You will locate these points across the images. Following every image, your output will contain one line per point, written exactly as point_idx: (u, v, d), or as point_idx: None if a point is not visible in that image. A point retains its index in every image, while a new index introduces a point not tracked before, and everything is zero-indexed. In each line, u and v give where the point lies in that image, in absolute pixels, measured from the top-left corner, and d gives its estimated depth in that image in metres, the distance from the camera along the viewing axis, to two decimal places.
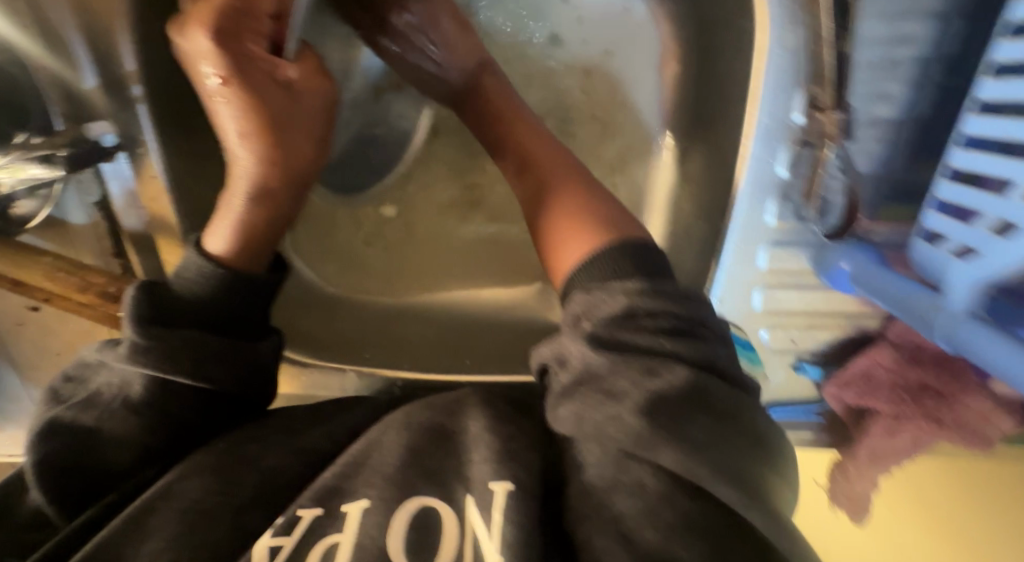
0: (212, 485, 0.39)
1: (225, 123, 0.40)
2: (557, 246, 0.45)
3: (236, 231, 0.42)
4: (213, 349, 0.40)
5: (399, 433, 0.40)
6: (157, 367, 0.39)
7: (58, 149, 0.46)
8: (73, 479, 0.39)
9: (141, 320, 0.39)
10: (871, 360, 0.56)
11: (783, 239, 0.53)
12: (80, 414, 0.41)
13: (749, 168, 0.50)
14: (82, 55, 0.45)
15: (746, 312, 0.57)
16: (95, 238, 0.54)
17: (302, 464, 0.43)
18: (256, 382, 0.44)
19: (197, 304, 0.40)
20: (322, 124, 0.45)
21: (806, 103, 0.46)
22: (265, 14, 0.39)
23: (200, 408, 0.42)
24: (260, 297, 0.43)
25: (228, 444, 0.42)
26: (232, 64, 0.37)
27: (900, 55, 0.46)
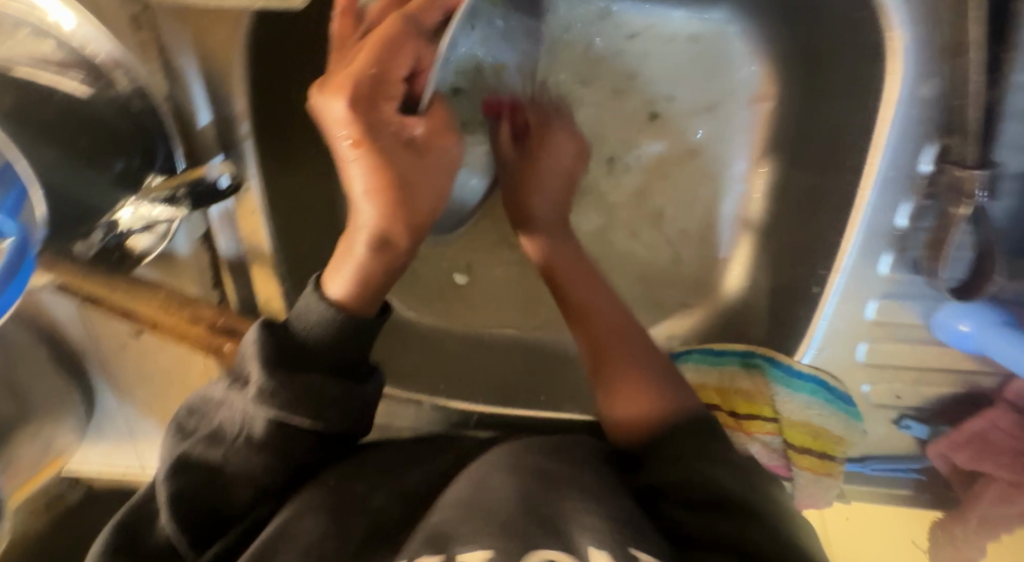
0: (330, 528, 0.41)
1: (354, 178, 0.43)
2: (610, 390, 0.50)
3: (358, 278, 0.44)
4: (329, 395, 0.43)
5: (507, 476, 0.41)
6: (281, 409, 0.41)
7: (177, 191, 0.48)
8: (200, 515, 0.43)
9: (270, 362, 0.42)
10: (989, 421, 0.52)
11: (894, 292, 0.50)
12: (206, 450, 0.44)
13: (863, 220, 0.48)
14: (199, 95, 0.46)
15: (847, 364, 0.55)
16: (198, 270, 0.56)
17: (402, 506, 0.45)
18: (363, 422, 0.46)
19: (318, 349, 0.43)
20: (443, 179, 0.47)
21: (937, 156, 0.44)
22: (399, 79, 0.41)
23: (315, 450, 0.45)
24: (368, 341, 0.45)
25: (338, 480, 0.45)
26: (365, 131, 0.41)
27: None
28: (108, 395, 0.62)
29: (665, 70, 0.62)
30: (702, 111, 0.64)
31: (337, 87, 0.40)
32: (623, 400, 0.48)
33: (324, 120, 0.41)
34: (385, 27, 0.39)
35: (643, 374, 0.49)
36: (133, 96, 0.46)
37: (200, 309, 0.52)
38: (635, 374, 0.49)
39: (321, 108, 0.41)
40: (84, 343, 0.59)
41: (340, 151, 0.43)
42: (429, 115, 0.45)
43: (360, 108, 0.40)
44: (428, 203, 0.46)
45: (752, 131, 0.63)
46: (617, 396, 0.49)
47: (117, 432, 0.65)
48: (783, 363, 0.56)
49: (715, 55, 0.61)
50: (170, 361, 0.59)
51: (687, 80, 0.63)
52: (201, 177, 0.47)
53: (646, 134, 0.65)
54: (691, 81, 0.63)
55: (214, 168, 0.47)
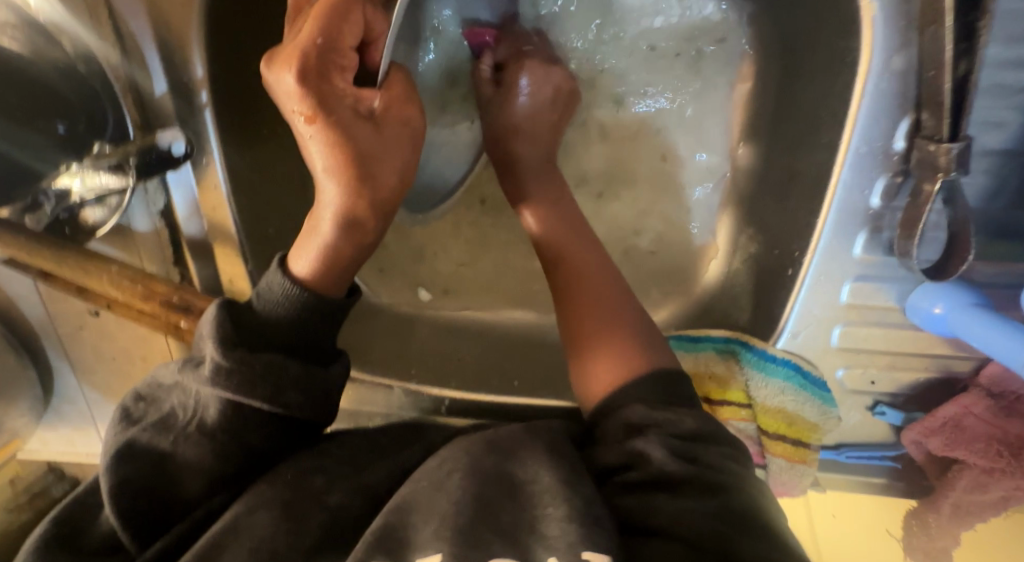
0: (282, 522, 0.38)
1: (313, 155, 0.39)
2: (582, 360, 0.48)
3: (322, 258, 0.41)
4: (291, 376, 0.41)
5: (466, 477, 0.38)
6: (237, 390, 0.39)
7: (127, 157, 0.46)
8: (146, 504, 0.40)
9: (226, 340, 0.40)
10: (963, 408, 0.51)
11: (869, 274, 0.49)
12: (155, 437, 0.41)
13: (837, 199, 0.47)
14: (152, 61, 0.44)
15: (822, 349, 0.53)
16: (157, 246, 0.53)
17: (362, 502, 0.42)
18: (326, 409, 0.44)
19: (278, 326, 0.41)
20: (409, 149, 0.43)
21: (911, 131, 0.43)
22: (350, 50, 0.39)
23: (272, 437, 0.42)
24: (332, 323, 0.43)
25: (298, 473, 0.41)
26: (318, 101, 0.37)
27: (1017, 81, 0.41)
28: (67, 376, 0.60)
29: (644, 61, 0.62)
30: (681, 89, 0.63)
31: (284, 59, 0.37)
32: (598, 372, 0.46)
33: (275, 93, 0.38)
34: None
35: (618, 338, 0.47)
36: (80, 61, 0.44)
37: (153, 284, 0.49)
38: (614, 341, 0.47)
39: (277, 87, 0.38)
40: (40, 322, 0.57)
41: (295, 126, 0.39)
42: (387, 86, 0.41)
43: (310, 78, 0.37)
44: (395, 179, 0.42)
45: (731, 110, 0.62)
46: (593, 366, 0.47)
47: (77, 415, 0.63)
48: (758, 348, 0.55)
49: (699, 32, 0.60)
50: (130, 342, 0.57)
51: (667, 70, 0.62)
52: (153, 145, 0.46)
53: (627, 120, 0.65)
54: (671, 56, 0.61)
55: (165, 135, 0.46)
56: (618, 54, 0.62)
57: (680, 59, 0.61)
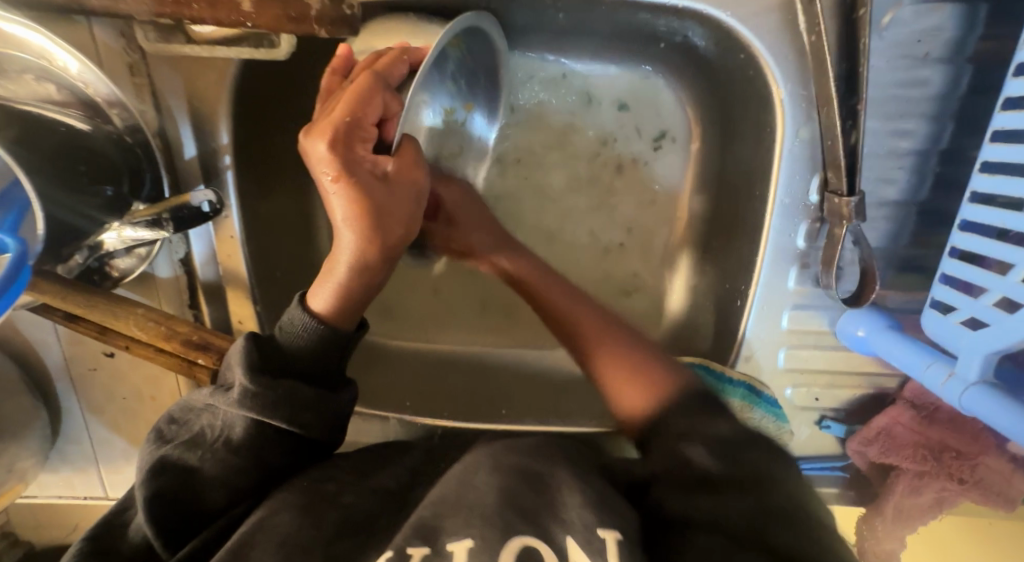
0: (302, 520, 0.44)
1: (337, 207, 0.45)
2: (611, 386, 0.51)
3: (337, 300, 0.48)
4: (306, 400, 0.46)
5: (491, 474, 0.45)
6: (261, 412, 0.45)
7: (162, 214, 0.51)
8: (175, 517, 0.46)
9: (253, 367, 0.46)
10: (892, 418, 0.58)
11: (804, 303, 0.58)
12: (185, 453, 0.48)
13: (770, 241, 0.56)
14: (188, 131, 0.52)
15: (772, 370, 0.61)
16: (176, 291, 0.59)
17: (373, 502, 0.48)
18: (335, 430, 0.50)
19: (296, 354, 0.47)
20: (415, 206, 0.49)
21: (821, 185, 0.53)
22: (372, 125, 0.44)
23: (289, 452, 0.48)
24: (344, 352, 0.49)
25: (310, 481, 0.47)
26: (343, 166, 0.43)
27: (902, 147, 0.52)
28: (76, 417, 0.64)
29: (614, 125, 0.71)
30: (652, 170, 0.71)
31: (318, 131, 0.43)
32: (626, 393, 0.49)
33: (307, 160, 0.44)
34: (359, 80, 0.44)
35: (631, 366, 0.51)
36: (127, 132, 0.50)
37: (176, 325, 0.54)
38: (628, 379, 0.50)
39: (309, 156, 0.44)
40: (56, 364, 0.61)
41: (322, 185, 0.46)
42: (401, 153, 0.47)
43: (338, 148, 0.43)
44: (402, 231, 0.49)
45: (685, 166, 0.71)
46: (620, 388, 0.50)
47: (81, 455, 0.66)
48: (716, 369, 0.60)
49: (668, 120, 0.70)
50: (141, 382, 0.62)
51: (633, 140, 0.71)
52: (186, 202, 0.51)
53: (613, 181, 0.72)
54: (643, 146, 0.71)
55: (197, 194, 0.52)
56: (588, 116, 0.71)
57: (646, 137, 0.71)
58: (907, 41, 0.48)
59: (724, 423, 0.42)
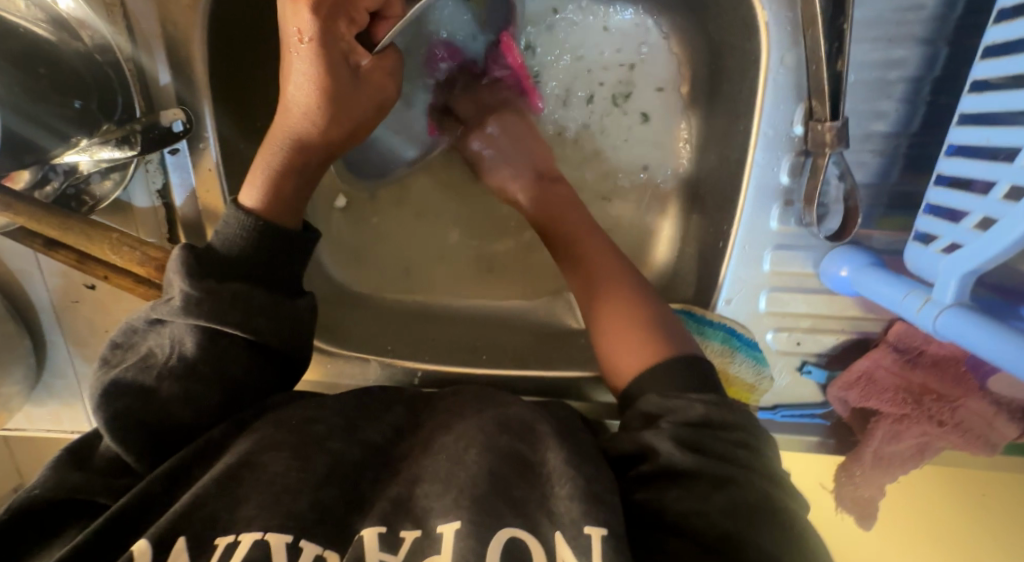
0: (292, 462, 0.45)
1: (297, 73, 0.48)
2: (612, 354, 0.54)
3: (268, 183, 0.49)
4: (255, 303, 0.47)
5: (480, 454, 0.47)
6: (208, 316, 0.46)
7: (133, 131, 0.52)
8: (142, 433, 0.46)
9: (196, 274, 0.46)
10: (873, 362, 0.57)
11: (786, 242, 0.57)
12: (137, 373, 0.48)
13: (753, 176, 0.55)
14: (161, 53, 0.52)
15: (752, 314, 0.60)
16: (154, 219, 0.58)
17: (360, 451, 0.49)
18: (295, 339, 0.51)
19: (237, 257, 0.48)
20: (373, 110, 0.52)
21: (805, 116, 0.51)
22: (364, 11, 0.47)
23: (249, 362, 0.49)
24: (294, 253, 0.50)
25: (298, 422, 0.48)
26: (320, 34, 0.46)
27: (892, 77, 0.51)
28: (61, 349, 0.64)
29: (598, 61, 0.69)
30: (643, 130, 0.70)
31: None
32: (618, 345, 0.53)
33: (286, 12, 0.46)
34: None
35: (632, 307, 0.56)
36: (98, 51, 0.51)
37: (150, 250, 0.54)
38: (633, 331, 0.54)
39: (288, 9, 0.46)
40: (38, 294, 0.61)
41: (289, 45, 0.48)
42: (380, 55, 0.50)
43: (322, 12, 0.46)
44: (348, 128, 0.51)
45: (673, 112, 0.69)
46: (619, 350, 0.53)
47: (65, 389, 0.66)
48: (701, 315, 0.61)
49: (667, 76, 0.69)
50: (123, 314, 0.62)
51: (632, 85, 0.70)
52: (157, 122, 0.52)
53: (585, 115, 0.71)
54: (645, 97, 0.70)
55: (167, 114, 0.52)
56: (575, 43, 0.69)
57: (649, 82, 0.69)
58: None
59: (696, 408, 0.46)
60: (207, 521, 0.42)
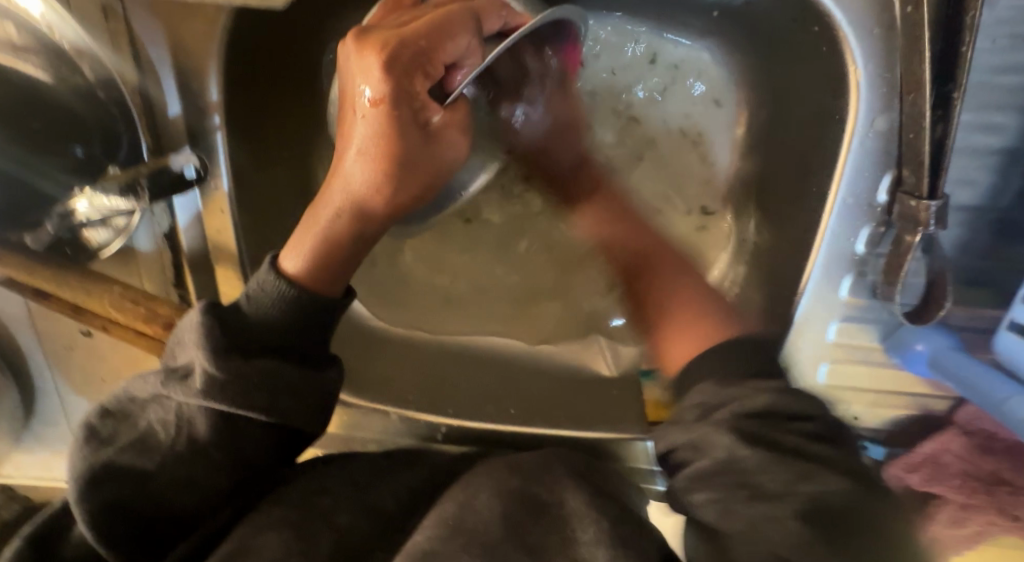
0: (291, 543, 0.42)
1: (359, 135, 0.42)
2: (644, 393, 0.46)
3: (314, 252, 0.44)
4: (281, 381, 0.43)
5: (492, 498, 0.45)
6: (227, 399, 0.41)
7: (138, 180, 0.46)
8: (131, 526, 0.43)
9: (220, 351, 0.41)
10: (940, 445, 0.53)
11: (854, 315, 0.52)
12: (135, 456, 0.44)
13: (826, 244, 0.49)
14: (170, 86, 0.45)
15: (809, 384, 0.56)
16: (158, 264, 0.53)
17: (368, 525, 0.46)
18: (317, 419, 0.46)
19: (269, 326, 0.43)
20: (438, 171, 0.46)
21: (892, 185, 0.46)
22: (440, 64, 0.42)
23: (265, 443, 0.45)
24: (326, 321, 0.45)
25: (300, 505, 0.45)
26: (391, 93, 0.40)
27: (988, 144, 0.46)
28: (52, 397, 0.58)
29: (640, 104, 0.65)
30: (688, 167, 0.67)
31: (376, 43, 0.40)
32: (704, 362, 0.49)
33: (353, 70, 0.40)
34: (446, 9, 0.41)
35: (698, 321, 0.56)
36: (100, 86, 0.44)
37: (157, 306, 0.48)
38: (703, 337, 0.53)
39: (354, 68, 0.41)
40: (28, 341, 0.55)
41: (353, 104, 0.42)
42: (453, 108, 0.45)
43: (394, 69, 0.40)
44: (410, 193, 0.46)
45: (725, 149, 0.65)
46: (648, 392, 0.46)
47: (57, 437, 0.60)
48: None
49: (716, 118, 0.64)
50: (122, 365, 0.56)
51: (701, 119, 0.65)
52: (167, 166, 0.46)
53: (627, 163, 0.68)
54: (691, 138, 0.66)
55: (179, 158, 0.46)
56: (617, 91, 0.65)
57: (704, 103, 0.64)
58: (1020, 17, 0.40)
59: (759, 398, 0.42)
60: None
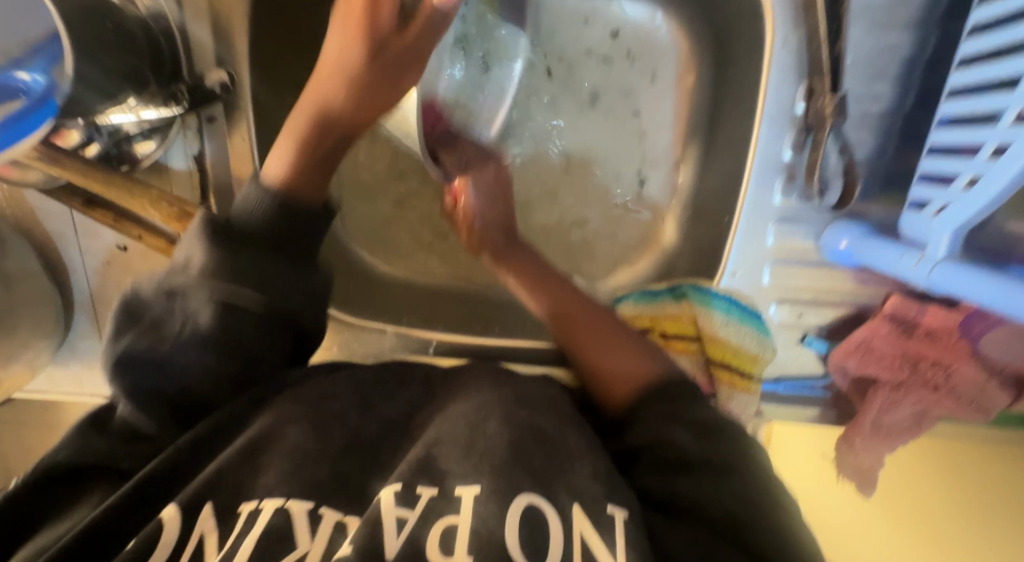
0: (309, 434, 0.47)
1: (345, 58, 0.51)
2: (599, 365, 0.54)
3: (300, 149, 0.54)
4: (268, 268, 0.50)
5: (503, 424, 0.46)
6: (229, 280, 0.49)
7: (178, 89, 0.55)
8: (162, 404, 0.49)
9: (219, 235, 0.50)
10: (870, 332, 0.60)
11: (788, 216, 0.60)
12: (150, 342, 0.48)
13: (758, 152, 0.58)
14: (208, 23, 0.55)
15: (756, 287, 0.63)
16: (187, 181, 0.61)
17: (377, 426, 0.50)
18: (308, 302, 0.53)
19: (259, 224, 0.51)
20: (411, 87, 0.54)
21: (806, 94, 0.56)
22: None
23: (264, 336, 0.51)
24: (303, 224, 0.53)
25: (314, 399, 0.50)
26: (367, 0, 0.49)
27: (885, 60, 0.55)
28: (88, 311, 0.66)
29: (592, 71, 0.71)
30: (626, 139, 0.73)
31: None
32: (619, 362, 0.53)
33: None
34: None
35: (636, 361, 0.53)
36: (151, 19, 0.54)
37: (188, 209, 0.57)
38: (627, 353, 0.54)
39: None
40: (71, 256, 0.63)
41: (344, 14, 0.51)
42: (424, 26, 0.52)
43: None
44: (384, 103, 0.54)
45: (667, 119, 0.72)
46: (604, 363, 0.54)
47: (91, 350, 0.67)
48: (703, 286, 0.65)
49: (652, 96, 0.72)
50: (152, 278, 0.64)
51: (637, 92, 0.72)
52: (202, 84, 0.56)
53: (585, 115, 0.72)
54: (630, 110, 0.72)
55: (212, 76, 0.56)
56: (576, 55, 0.70)
57: (641, 75, 0.72)
58: None
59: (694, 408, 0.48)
60: (233, 488, 0.44)
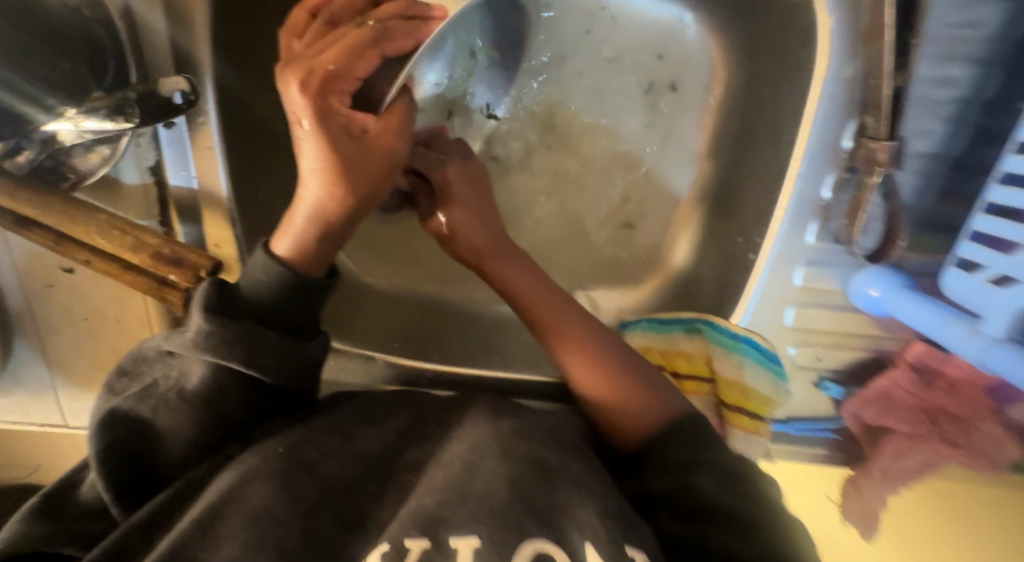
0: (280, 494, 0.41)
1: (308, 164, 0.41)
2: (570, 368, 0.50)
3: (307, 240, 0.44)
4: (262, 341, 0.43)
5: (498, 462, 0.43)
6: (217, 351, 0.42)
7: (126, 96, 0.45)
8: (130, 467, 0.44)
9: (211, 310, 0.42)
10: (891, 381, 0.58)
11: (817, 259, 0.56)
12: (133, 404, 0.44)
13: (794, 190, 0.53)
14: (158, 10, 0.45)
15: (775, 326, 0.59)
16: (143, 196, 0.52)
17: (357, 470, 0.45)
18: (308, 376, 0.47)
19: (261, 305, 0.43)
20: (389, 177, 0.44)
21: (856, 131, 0.50)
22: (356, 76, 0.41)
23: (251, 401, 0.45)
24: (315, 298, 0.45)
25: (290, 445, 0.44)
26: (315, 111, 0.39)
27: (943, 96, 0.49)
28: (28, 336, 0.57)
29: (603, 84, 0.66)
30: (667, 156, 0.68)
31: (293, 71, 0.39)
32: (582, 369, 0.49)
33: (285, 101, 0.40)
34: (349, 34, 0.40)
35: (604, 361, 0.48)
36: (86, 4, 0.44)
37: (143, 236, 0.49)
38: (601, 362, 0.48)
39: (282, 95, 0.40)
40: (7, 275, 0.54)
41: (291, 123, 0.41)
42: (387, 114, 0.43)
43: (310, 87, 0.39)
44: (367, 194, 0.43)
45: (697, 130, 0.67)
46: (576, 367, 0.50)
47: (35, 379, 0.60)
48: (720, 325, 0.59)
49: (678, 111, 0.67)
50: (104, 303, 0.56)
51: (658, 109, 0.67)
52: (156, 90, 0.45)
53: (626, 119, 0.67)
54: (653, 135, 0.67)
55: (168, 82, 0.45)
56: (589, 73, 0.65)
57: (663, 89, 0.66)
58: None
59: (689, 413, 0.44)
60: None
